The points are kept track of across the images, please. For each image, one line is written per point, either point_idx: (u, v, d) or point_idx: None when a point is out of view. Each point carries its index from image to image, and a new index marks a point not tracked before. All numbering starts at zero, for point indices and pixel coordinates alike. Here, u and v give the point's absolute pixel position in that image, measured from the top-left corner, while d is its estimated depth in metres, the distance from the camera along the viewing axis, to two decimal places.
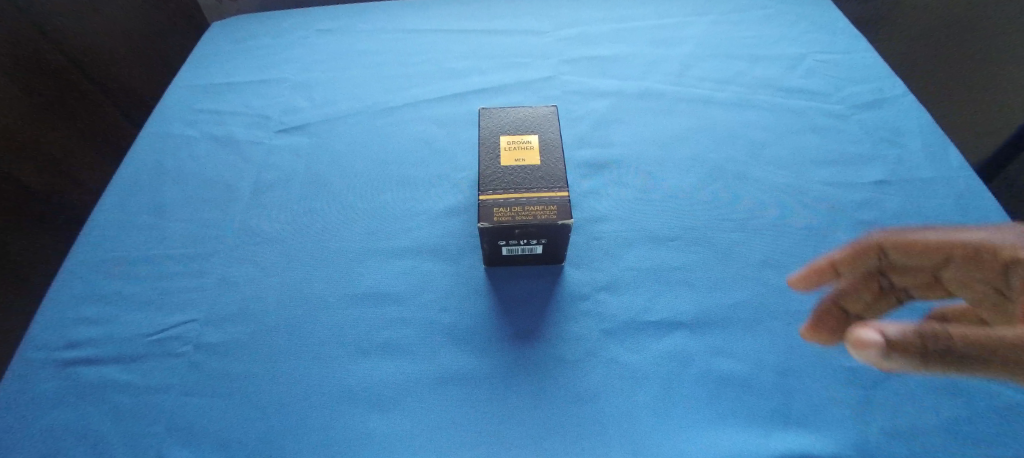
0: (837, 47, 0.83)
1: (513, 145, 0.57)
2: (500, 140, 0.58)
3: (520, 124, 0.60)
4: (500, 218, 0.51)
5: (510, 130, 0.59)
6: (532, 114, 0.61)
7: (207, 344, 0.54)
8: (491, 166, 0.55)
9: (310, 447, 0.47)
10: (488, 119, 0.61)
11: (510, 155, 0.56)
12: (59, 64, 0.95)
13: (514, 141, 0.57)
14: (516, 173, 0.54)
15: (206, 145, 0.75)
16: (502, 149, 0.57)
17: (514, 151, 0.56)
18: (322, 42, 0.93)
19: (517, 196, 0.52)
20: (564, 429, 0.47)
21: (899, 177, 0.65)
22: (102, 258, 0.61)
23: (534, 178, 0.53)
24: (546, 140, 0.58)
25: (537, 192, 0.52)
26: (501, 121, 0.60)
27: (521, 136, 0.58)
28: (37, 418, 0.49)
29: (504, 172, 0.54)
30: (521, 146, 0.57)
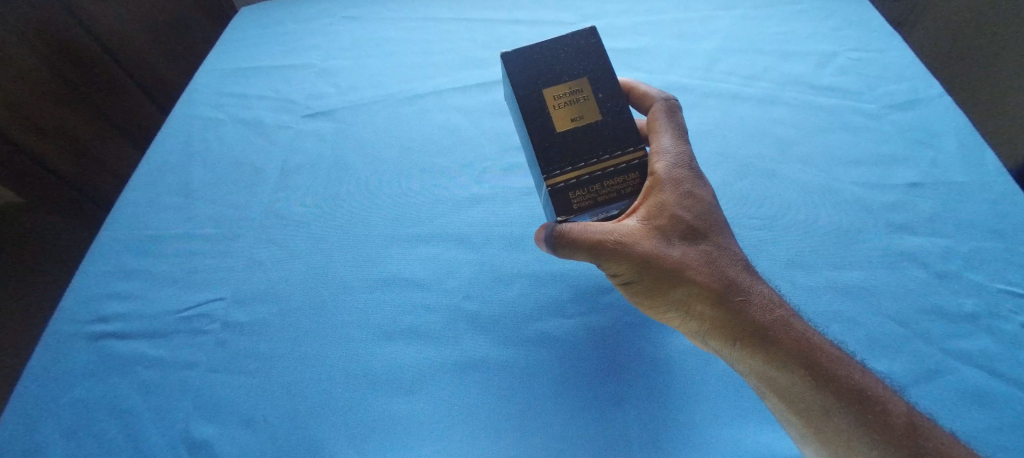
0: (872, 45, 0.81)
1: (560, 100, 0.50)
2: (546, 98, 0.50)
3: (560, 66, 0.51)
4: (580, 202, 0.49)
5: (551, 80, 0.50)
6: (569, 51, 0.51)
7: (235, 323, 0.55)
8: (550, 137, 0.49)
9: (335, 428, 0.48)
10: (520, 72, 0.51)
11: (563, 115, 0.50)
12: (90, 48, 0.96)
13: (562, 96, 0.50)
14: (578, 140, 0.50)
15: (234, 128, 0.76)
16: (552, 110, 0.50)
17: (567, 109, 0.50)
18: (347, 28, 0.93)
19: (585, 170, 0.49)
20: (586, 420, 0.48)
21: (933, 179, 0.63)
22: (132, 236, 0.63)
23: (600, 141, 0.50)
24: (596, 83, 0.51)
25: (607, 161, 0.50)
26: (537, 69, 0.51)
27: (567, 85, 0.50)
28: (71, 388, 0.51)
29: (565, 142, 0.49)
30: (570, 98, 0.50)
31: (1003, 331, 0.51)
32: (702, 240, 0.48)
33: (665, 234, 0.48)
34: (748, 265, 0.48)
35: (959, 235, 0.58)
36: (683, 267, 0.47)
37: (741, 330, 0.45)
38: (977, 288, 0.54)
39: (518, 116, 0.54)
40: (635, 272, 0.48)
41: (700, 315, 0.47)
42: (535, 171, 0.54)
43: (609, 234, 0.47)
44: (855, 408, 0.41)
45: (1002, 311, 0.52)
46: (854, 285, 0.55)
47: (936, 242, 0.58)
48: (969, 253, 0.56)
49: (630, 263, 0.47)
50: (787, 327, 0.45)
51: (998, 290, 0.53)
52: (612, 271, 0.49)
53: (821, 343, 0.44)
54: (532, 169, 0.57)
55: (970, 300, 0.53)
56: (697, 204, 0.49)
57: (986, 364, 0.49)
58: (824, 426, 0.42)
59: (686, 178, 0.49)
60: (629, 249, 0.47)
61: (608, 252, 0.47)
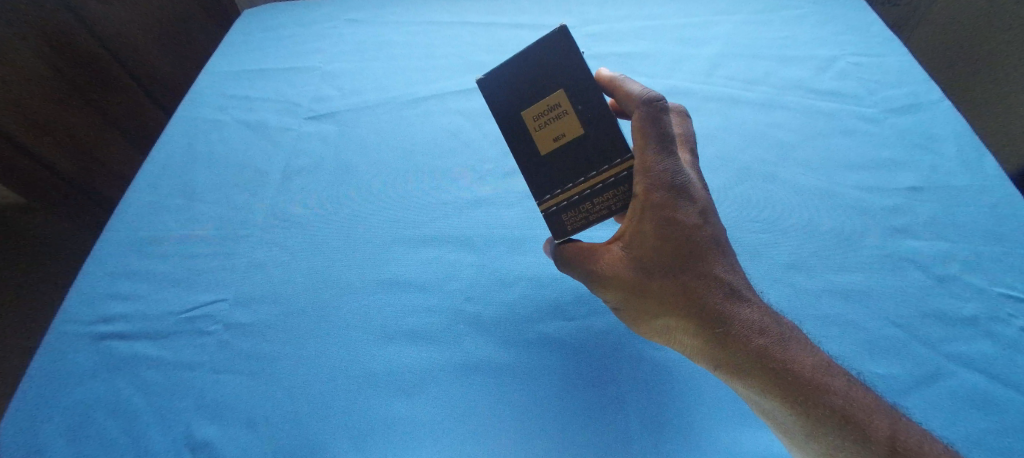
0: (873, 50, 0.81)
1: (539, 121, 0.47)
2: (525, 121, 0.48)
3: (536, 77, 0.47)
4: (574, 222, 0.51)
5: (526, 99, 0.47)
6: (541, 59, 0.46)
7: (237, 324, 0.56)
8: (534, 163, 0.49)
9: (337, 429, 0.48)
10: (494, 94, 0.48)
11: (544, 137, 0.48)
12: (93, 49, 0.97)
13: (540, 115, 0.47)
14: (563, 161, 0.48)
15: (237, 129, 0.77)
16: (532, 134, 0.48)
17: (548, 129, 0.48)
18: (350, 32, 0.94)
19: (572, 191, 0.49)
20: (588, 423, 0.48)
21: (933, 184, 0.64)
22: (135, 237, 0.63)
23: (585, 158, 0.48)
24: (574, 93, 0.46)
25: (595, 179, 0.48)
26: (510, 88, 0.47)
27: (544, 103, 0.47)
28: (72, 388, 0.51)
29: (550, 165, 0.49)
30: (548, 117, 0.47)
31: (1002, 335, 0.51)
32: (683, 267, 0.47)
33: (644, 265, 0.48)
34: (732, 289, 0.46)
35: (959, 239, 0.58)
36: (661, 299, 0.48)
37: (720, 362, 0.46)
38: (977, 291, 0.54)
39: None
40: (620, 300, 0.50)
41: (684, 342, 0.48)
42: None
43: (592, 266, 0.50)
44: (836, 438, 0.41)
45: (1001, 315, 0.52)
46: (854, 288, 0.55)
47: (936, 246, 0.58)
48: (969, 257, 0.57)
49: (613, 292, 0.50)
50: (764, 359, 0.44)
51: (998, 294, 0.54)
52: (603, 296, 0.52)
53: (802, 372, 0.43)
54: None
55: (970, 304, 0.53)
56: (678, 227, 0.46)
57: (985, 368, 0.49)
58: (807, 450, 0.43)
59: (665, 199, 0.46)
60: (609, 281, 0.49)
61: (592, 282, 0.51)
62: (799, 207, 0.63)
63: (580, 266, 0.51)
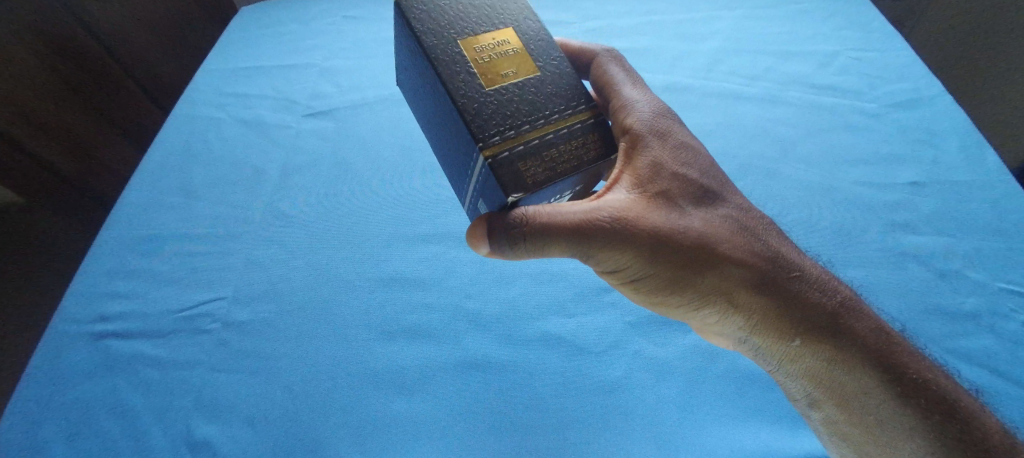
0: (874, 45, 0.81)
1: (480, 51, 0.41)
2: (464, 49, 0.41)
3: (478, 14, 0.43)
4: (531, 175, 0.39)
5: (467, 31, 0.42)
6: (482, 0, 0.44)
7: (235, 323, 0.55)
8: (477, 96, 0.40)
9: (336, 428, 0.48)
10: (427, 23, 0.41)
11: (490, 69, 0.41)
12: (92, 49, 0.97)
13: (484, 48, 0.42)
14: (514, 97, 0.41)
15: (234, 127, 0.76)
16: (474, 64, 0.41)
17: (493, 62, 0.41)
18: (348, 28, 0.93)
19: (531, 134, 0.40)
20: (589, 420, 0.48)
21: (934, 179, 0.63)
22: (132, 236, 0.63)
23: (540, 98, 0.42)
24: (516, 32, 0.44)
25: (559, 121, 0.42)
26: (447, 17, 0.42)
27: (488, 36, 0.42)
28: (70, 387, 0.50)
29: (497, 100, 0.40)
30: (490, 48, 0.42)
31: (1005, 329, 0.51)
32: (719, 205, 0.45)
33: (680, 203, 0.44)
34: (772, 225, 0.47)
35: (961, 234, 0.58)
36: (706, 241, 0.43)
37: (785, 306, 0.43)
38: (979, 287, 0.54)
39: (426, 79, 0.43)
40: (649, 256, 0.42)
41: (731, 297, 0.44)
42: (460, 154, 0.44)
43: (607, 212, 0.41)
44: (913, 376, 0.40)
45: (1003, 310, 0.52)
46: (854, 284, 0.55)
47: (937, 241, 0.58)
48: (971, 252, 0.56)
49: (641, 245, 0.42)
50: (828, 296, 0.43)
51: (999, 289, 0.53)
52: (615, 258, 0.43)
53: (863, 308, 0.43)
54: (450, 154, 0.47)
55: (971, 300, 0.53)
56: (698, 159, 0.47)
57: (987, 363, 0.49)
58: (879, 399, 0.40)
59: (675, 131, 0.48)
60: (639, 226, 0.41)
61: (610, 234, 0.41)
62: (800, 203, 0.63)
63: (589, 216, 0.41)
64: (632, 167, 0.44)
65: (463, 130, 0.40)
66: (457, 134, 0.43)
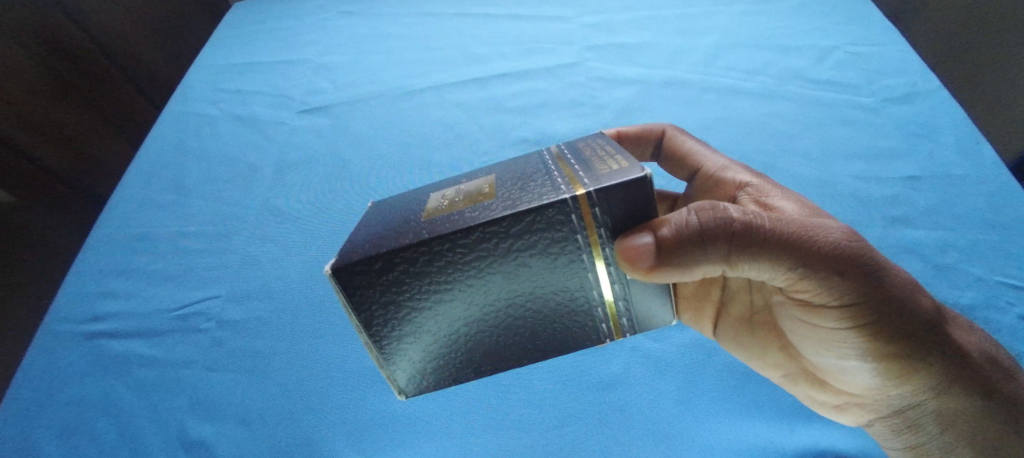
0: (871, 40, 0.81)
1: (447, 198, 0.37)
2: (436, 214, 0.35)
3: (404, 207, 0.39)
4: (614, 165, 0.34)
5: (414, 214, 0.36)
6: (390, 209, 0.40)
7: (230, 321, 0.55)
8: (509, 199, 0.34)
9: (332, 427, 0.47)
10: (395, 235, 0.34)
11: (473, 199, 0.36)
12: (84, 47, 0.96)
13: (445, 203, 0.36)
14: (515, 182, 0.36)
15: (229, 124, 0.76)
16: (468, 205, 0.35)
17: (467, 195, 0.36)
18: (344, 24, 0.93)
19: (567, 169, 0.36)
20: (586, 418, 0.48)
21: (931, 173, 0.63)
22: (125, 234, 0.62)
23: (512, 171, 0.39)
24: (434, 187, 0.42)
25: (555, 159, 0.39)
26: (392, 225, 0.36)
27: (429, 203, 0.38)
28: (63, 388, 0.50)
29: (513, 189, 0.35)
30: (440, 196, 0.38)
31: (1001, 323, 0.51)
32: None
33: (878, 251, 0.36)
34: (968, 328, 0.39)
35: (957, 228, 0.58)
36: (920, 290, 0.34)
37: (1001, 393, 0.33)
38: (976, 280, 0.54)
39: (447, 238, 0.32)
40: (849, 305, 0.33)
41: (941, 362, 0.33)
42: (542, 246, 0.33)
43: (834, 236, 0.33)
44: None
45: (1000, 303, 0.52)
46: None
47: (934, 235, 0.58)
48: (968, 246, 0.56)
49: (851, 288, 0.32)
50: None
51: (996, 283, 0.53)
52: (807, 292, 0.34)
53: None
54: (528, 295, 0.36)
55: (967, 293, 0.53)
56: None
57: None
58: None
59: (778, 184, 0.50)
60: (872, 269, 0.32)
61: (826, 265, 0.32)
62: (798, 198, 0.63)
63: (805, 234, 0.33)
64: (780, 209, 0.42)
65: (546, 229, 0.32)
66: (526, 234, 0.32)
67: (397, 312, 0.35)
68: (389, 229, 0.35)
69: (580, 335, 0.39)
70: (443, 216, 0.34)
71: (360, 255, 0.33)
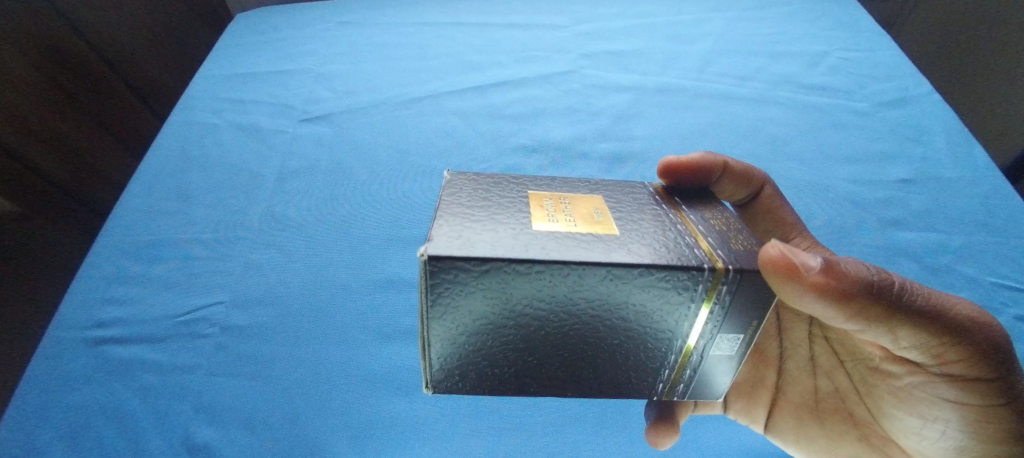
0: (862, 45, 0.82)
1: (551, 207, 0.36)
2: (551, 228, 0.34)
3: (501, 198, 0.37)
4: (743, 246, 0.34)
5: (521, 216, 0.35)
6: (483, 191, 0.37)
7: (234, 327, 0.56)
8: (635, 242, 0.33)
9: (335, 430, 0.48)
10: (503, 241, 0.32)
11: (588, 221, 0.35)
12: (88, 58, 0.97)
13: (556, 217, 0.35)
14: (634, 221, 0.36)
15: (231, 133, 0.77)
16: (585, 229, 0.34)
17: (579, 217, 0.35)
18: (344, 34, 0.94)
19: (694, 228, 0.36)
20: (586, 420, 0.49)
21: (924, 176, 0.64)
22: (130, 242, 0.63)
23: (624, 205, 0.38)
24: (524, 181, 0.40)
25: (676, 211, 0.38)
26: (492, 221, 0.34)
27: (536, 207, 0.36)
28: (68, 393, 0.51)
29: (635, 230, 0.35)
30: (539, 201, 0.37)
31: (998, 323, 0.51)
32: None
33: None
34: None
35: (951, 230, 0.59)
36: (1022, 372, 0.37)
37: None
38: (971, 281, 0.54)
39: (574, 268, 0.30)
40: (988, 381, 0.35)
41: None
42: (649, 283, 0.32)
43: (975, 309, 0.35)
44: None
45: (995, 304, 0.52)
46: None
47: (928, 237, 0.58)
48: (962, 248, 0.57)
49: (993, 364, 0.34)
50: None
51: (990, 283, 0.54)
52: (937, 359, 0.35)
53: None
54: (599, 336, 0.36)
55: (963, 293, 0.53)
56: None
57: None
58: None
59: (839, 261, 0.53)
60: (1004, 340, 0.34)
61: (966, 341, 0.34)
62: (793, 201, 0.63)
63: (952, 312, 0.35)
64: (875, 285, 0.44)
65: (666, 290, 0.32)
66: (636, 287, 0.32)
67: (467, 310, 0.34)
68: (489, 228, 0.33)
69: (631, 381, 0.40)
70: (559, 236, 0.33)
71: (473, 250, 0.30)
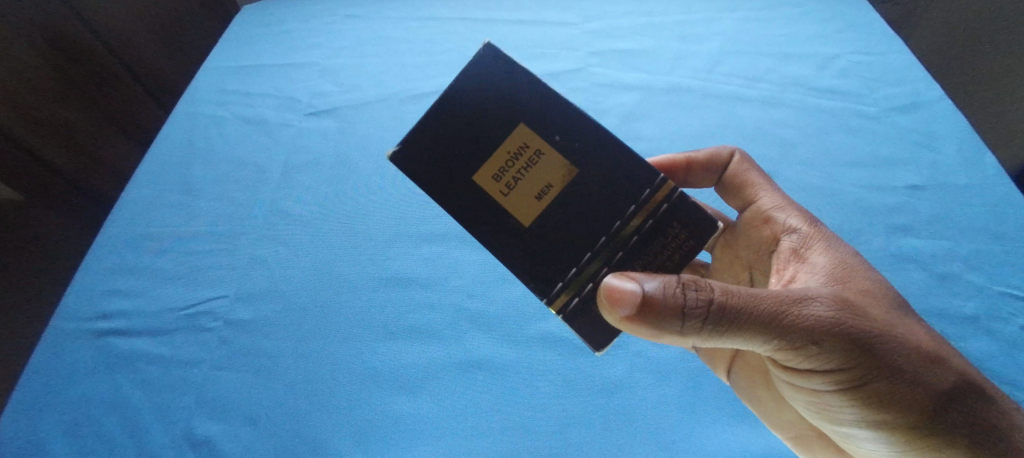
0: (874, 48, 0.81)
1: (505, 177, 0.38)
2: (484, 190, 0.38)
3: (479, 124, 0.37)
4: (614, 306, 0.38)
5: (472, 163, 0.38)
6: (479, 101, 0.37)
7: (238, 321, 0.55)
8: (526, 251, 0.38)
9: (339, 427, 0.48)
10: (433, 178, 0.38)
11: (522, 204, 0.38)
12: (94, 47, 0.96)
13: (499, 185, 0.38)
14: (556, 239, 0.38)
15: (237, 125, 0.76)
16: (509, 211, 0.38)
17: (519, 197, 0.38)
18: (350, 27, 0.93)
19: (617, 247, 0.38)
20: (590, 421, 0.48)
21: (934, 182, 0.64)
22: (134, 233, 0.63)
23: (573, 215, 0.38)
24: (537, 100, 0.37)
25: (608, 252, 0.38)
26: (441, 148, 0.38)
27: (499, 160, 0.38)
28: (73, 385, 0.51)
29: (545, 243, 0.38)
30: (512, 146, 0.38)
31: (1002, 333, 0.51)
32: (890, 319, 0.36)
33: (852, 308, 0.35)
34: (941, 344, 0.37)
35: (959, 237, 0.58)
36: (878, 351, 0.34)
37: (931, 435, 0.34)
38: (977, 289, 0.54)
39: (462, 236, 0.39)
40: (885, 397, 0.34)
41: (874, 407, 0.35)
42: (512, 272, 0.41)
43: (831, 315, 0.34)
44: None
45: (1001, 313, 0.53)
46: None
47: (936, 244, 0.58)
48: (970, 255, 0.57)
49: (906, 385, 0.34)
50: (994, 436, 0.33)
51: (997, 291, 0.54)
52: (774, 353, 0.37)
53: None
54: None
55: (969, 302, 0.54)
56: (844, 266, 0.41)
57: (980, 364, 0.50)
58: None
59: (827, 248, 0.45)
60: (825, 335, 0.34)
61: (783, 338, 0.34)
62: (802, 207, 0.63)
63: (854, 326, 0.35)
64: (816, 264, 0.42)
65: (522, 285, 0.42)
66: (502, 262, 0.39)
67: None
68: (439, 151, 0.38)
69: None
70: (482, 198, 0.38)
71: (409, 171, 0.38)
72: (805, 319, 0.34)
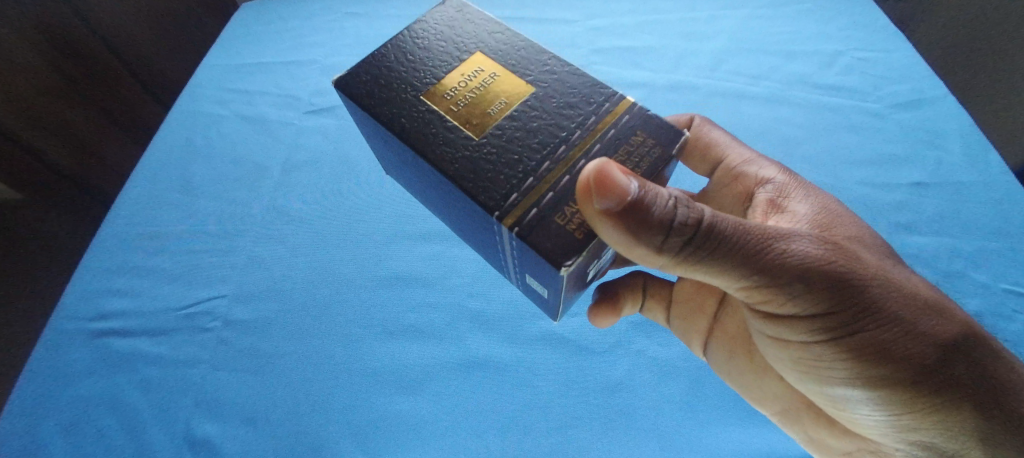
0: (877, 45, 0.80)
1: (459, 91, 0.41)
2: (435, 104, 0.41)
3: (434, 61, 0.43)
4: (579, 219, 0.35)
5: (427, 84, 0.42)
6: (435, 46, 0.44)
7: (237, 321, 0.55)
8: (476, 153, 0.38)
9: (339, 428, 0.48)
10: (389, 102, 0.41)
11: (474, 113, 0.40)
12: (93, 46, 0.95)
13: (453, 99, 0.41)
14: (510, 141, 0.38)
15: (236, 123, 0.76)
16: (460, 119, 0.40)
17: (472, 107, 0.40)
18: (350, 25, 0.93)
19: (579, 152, 0.38)
20: (592, 421, 0.48)
21: (938, 180, 0.63)
22: (133, 232, 0.62)
23: (532, 123, 0.39)
24: (495, 49, 0.44)
25: (569, 156, 0.37)
26: (397, 79, 0.42)
27: (452, 80, 0.42)
28: (72, 384, 0.51)
29: (498, 146, 0.38)
30: (468, 73, 0.42)
31: (1007, 332, 0.51)
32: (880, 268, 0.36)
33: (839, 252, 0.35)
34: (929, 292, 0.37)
35: (964, 235, 0.58)
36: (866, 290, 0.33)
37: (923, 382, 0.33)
38: (981, 288, 0.54)
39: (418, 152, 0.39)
40: (877, 338, 0.33)
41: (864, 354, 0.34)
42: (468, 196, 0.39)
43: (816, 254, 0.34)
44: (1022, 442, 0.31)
45: (1005, 312, 0.52)
46: None
47: (939, 242, 0.58)
48: (975, 253, 0.56)
49: (907, 329, 0.33)
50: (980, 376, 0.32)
51: (1001, 290, 0.54)
52: (762, 296, 0.35)
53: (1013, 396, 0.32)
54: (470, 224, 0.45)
55: (974, 301, 0.53)
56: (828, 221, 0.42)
57: None
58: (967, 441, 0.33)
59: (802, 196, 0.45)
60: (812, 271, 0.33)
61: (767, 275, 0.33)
62: None
63: (850, 264, 0.34)
64: (797, 212, 0.43)
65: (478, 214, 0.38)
66: (448, 164, 0.38)
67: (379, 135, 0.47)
68: (404, 74, 0.42)
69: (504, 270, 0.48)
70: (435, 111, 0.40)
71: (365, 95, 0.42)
72: (805, 254, 0.33)
